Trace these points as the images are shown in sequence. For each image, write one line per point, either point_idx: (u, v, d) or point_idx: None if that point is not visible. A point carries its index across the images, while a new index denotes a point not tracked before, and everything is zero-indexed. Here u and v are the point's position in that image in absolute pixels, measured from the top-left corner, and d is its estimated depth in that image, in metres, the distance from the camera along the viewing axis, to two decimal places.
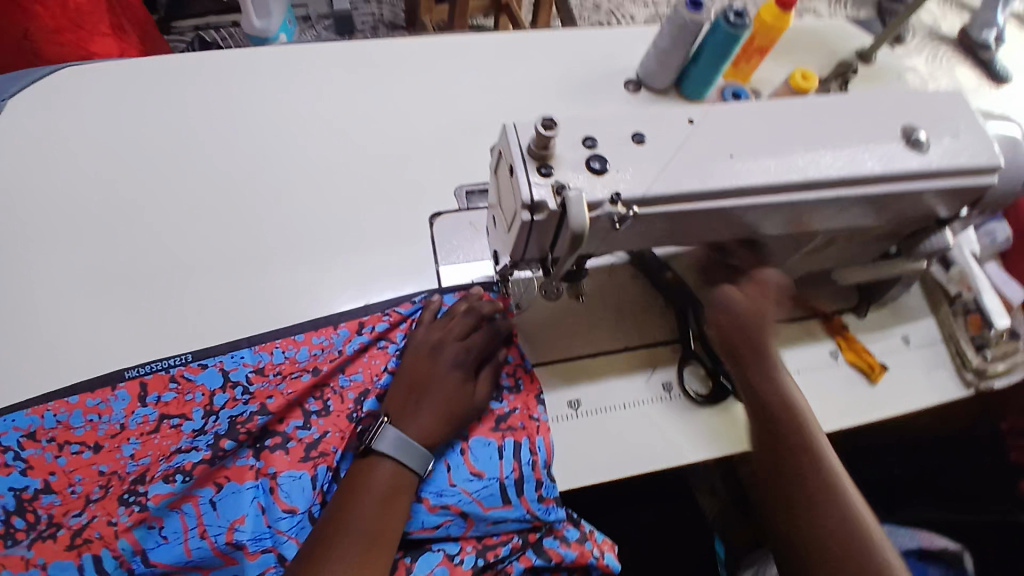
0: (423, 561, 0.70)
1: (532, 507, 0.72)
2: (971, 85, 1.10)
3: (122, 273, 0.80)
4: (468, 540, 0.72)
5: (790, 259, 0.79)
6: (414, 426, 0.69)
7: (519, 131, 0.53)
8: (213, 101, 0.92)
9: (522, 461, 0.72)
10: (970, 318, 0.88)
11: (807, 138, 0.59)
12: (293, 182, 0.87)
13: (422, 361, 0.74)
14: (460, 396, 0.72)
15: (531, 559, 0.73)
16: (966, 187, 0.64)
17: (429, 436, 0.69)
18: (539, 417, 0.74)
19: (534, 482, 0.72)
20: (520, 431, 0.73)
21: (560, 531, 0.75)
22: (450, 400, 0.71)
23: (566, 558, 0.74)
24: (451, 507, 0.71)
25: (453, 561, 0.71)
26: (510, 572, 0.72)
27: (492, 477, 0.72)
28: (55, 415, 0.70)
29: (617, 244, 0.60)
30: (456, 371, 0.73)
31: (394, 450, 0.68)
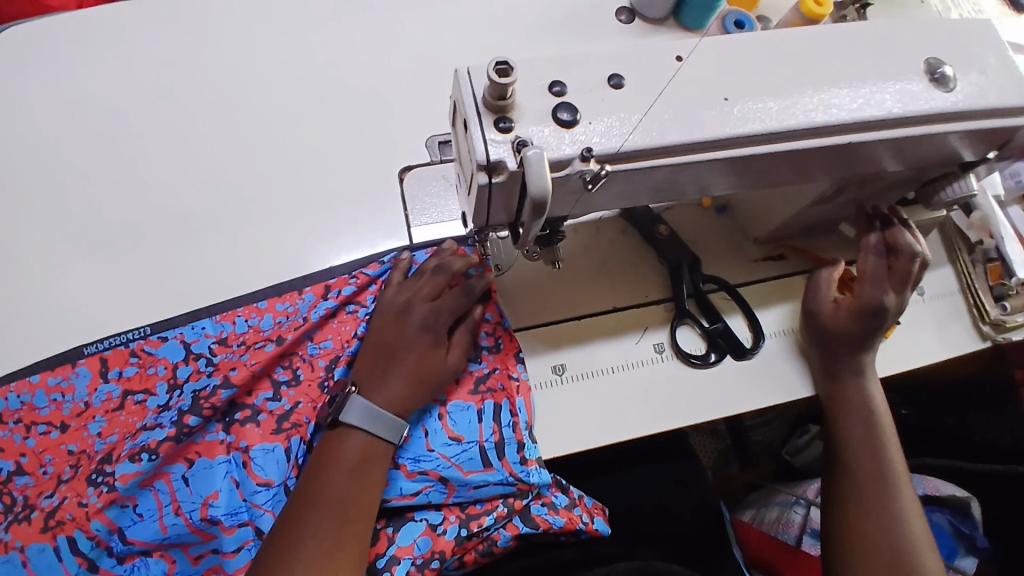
0: (405, 531, 0.68)
1: (514, 469, 0.68)
2: (992, 13, 0.95)
3: (75, 242, 0.75)
4: (451, 510, 0.69)
5: (792, 207, 0.71)
6: (382, 394, 0.64)
7: (472, 78, 0.46)
8: (160, 49, 0.83)
9: (502, 424, 0.69)
10: (990, 266, 0.82)
11: (813, 75, 0.51)
12: (252, 137, 0.80)
13: (389, 324, 0.68)
14: (431, 361, 0.67)
15: (518, 527, 0.70)
16: (995, 128, 0.56)
17: (399, 404, 0.65)
18: (518, 376, 0.70)
19: (516, 444, 0.68)
20: (500, 393, 0.70)
21: (548, 498, 0.72)
22: (419, 367, 0.66)
23: (554, 525, 0.71)
24: (429, 473, 0.68)
25: (435, 531, 0.68)
26: (496, 539, 0.70)
27: (472, 441, 0.69)
28: (19, 396, 0.67)
29: (596, 202, 0.53)
30: (425, 334, 0.67)
31: (363, 420, 0.63)
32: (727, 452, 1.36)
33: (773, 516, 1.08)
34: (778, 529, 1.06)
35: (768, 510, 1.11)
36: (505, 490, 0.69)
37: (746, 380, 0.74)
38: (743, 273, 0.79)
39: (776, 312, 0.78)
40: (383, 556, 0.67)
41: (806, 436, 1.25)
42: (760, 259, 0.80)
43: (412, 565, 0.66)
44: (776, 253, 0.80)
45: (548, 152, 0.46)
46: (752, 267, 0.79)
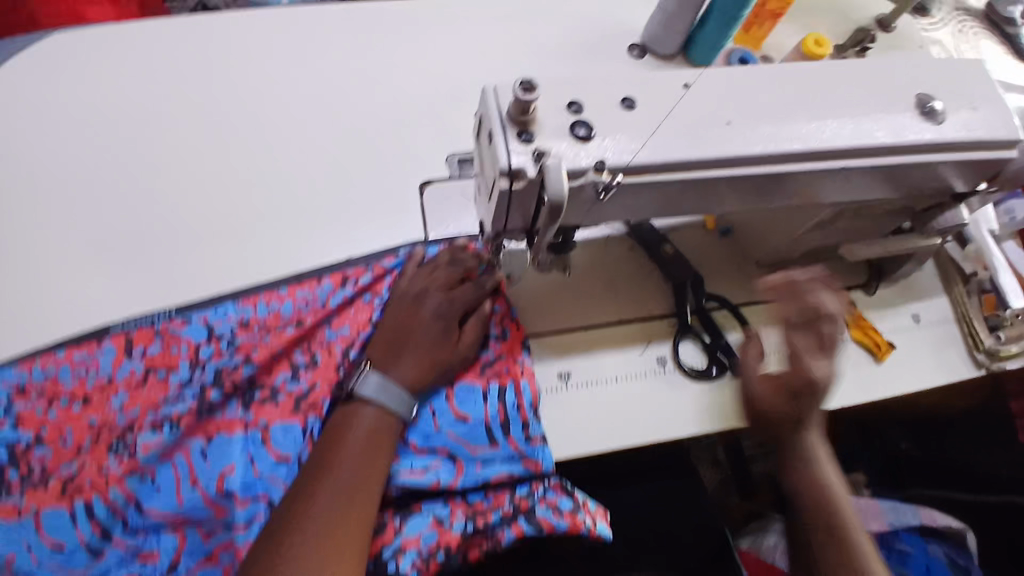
0: (412, 523, 0.70)
1: (520, 445, 0.71)
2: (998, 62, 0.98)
3: (110, 234, 0.79)
4: (457, 505, 0.72)
5: (791, 233, 0.74)
6: (396, 373, 0.69)
7: (498, 96, 0.51)
8: (198, 59, 0.89)
9: (505, 403, 0.72)
10: (985, 297, 0.85)
11: (810, 104, 0.56)
12: (282, 144, 0.85)
13: (404, 310, 0.72)
14: (441, 348, 0.71)
15: (522, 527, 0.71)
16: (979, 160, 0.60)
17: (410, 384, 0.69)
18: (522, 360, 0.74)
19: (521, 422, 0.71)
20: (505, 375, 0.73)
21: (552, 501, 0.73)
22: (431, 352, 0.70)
23: (557, 528, 0.72)
24: (439, 450, 0.71)
25: (441, 525, 0.70)
26: (499, 539, 0.71)
27: (478, 420, 0.72)
28: (43, 369, 0.71)
29: (606, 214, 0.57)
30: (437, 322, 0.71)
31: (376, 395, 0.67)
32: (727, 482, 1.35)
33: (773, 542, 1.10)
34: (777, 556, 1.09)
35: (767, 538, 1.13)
36: (511, 468, 0.71)
37: (745, 394, 0.77)
38: (744, 294, 0.82)
39: (775, 331, 0.81)
40: (389, 546, 0.70)
41: None
42: None
43: (417, 556, 0.69)
44: None
45: (566, 163, 0.50)
46: (753, 289, 0.82)
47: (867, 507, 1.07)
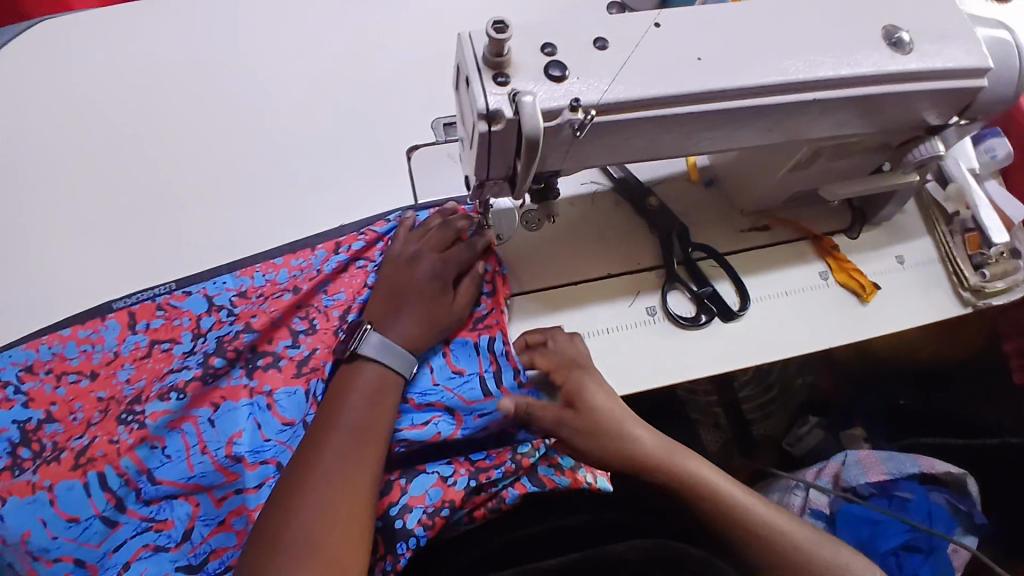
0: (417, 482, 0.71)
1: (512, 393, 0.73)
2: None
3: (108, 213, 0.82)
4: (461, 464, 0.74)
5: (772, 176, 0.76)
6: (396, 331, 0.70)
7: (473, 41, 0.52)
8: (180, 38, 0.90)
9: (497, 353, 0.75)
10: (968, 236, 0.85)
11: (779, 38, 0.57)
12: (269, 119, 0.86)
13: (399, 272, 0.74)
14: (438, 308, 0.73)
15: (525, 486, 0.73)
16: (948, 90, 0.61)
17: (409, 341, 0.70)
18: (510, 311, 0.76)
19: (511, 370, 0.74)
20: (496, 327, 0.76)
21: (554, 460, 0.77)
22: (427, 311, 0.72)
23: (560, 486, 0.75)
24: (436, 404, 0.73)
25: (445, 483, 0.71)
26: (504, 497, 0.73)
27: (473, 372, 0.74)
28: (50, 348, 0.73)
29: (587, 157, 0.59)
30: (433, 282, 0.73)
31: (378, 352, 0.69)
32: (730, 445, 1.28)
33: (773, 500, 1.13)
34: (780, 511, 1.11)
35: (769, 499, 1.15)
36: (506, 418, 0.73)
37: (735, 339, 0.79)
38: (730, 243, 0.83)
39: (761, 278, 0.82)
40: (395, 504, 0.70)
41: (805, 426, 1.26)
42: (746, 230, 0.84)
43: (423, 513, 0.70)
44: (761, 224, 0.85)
45: (543, 102, 0.51)
46: (738, 237, 0.84)
47: (867, 457, 1.09)
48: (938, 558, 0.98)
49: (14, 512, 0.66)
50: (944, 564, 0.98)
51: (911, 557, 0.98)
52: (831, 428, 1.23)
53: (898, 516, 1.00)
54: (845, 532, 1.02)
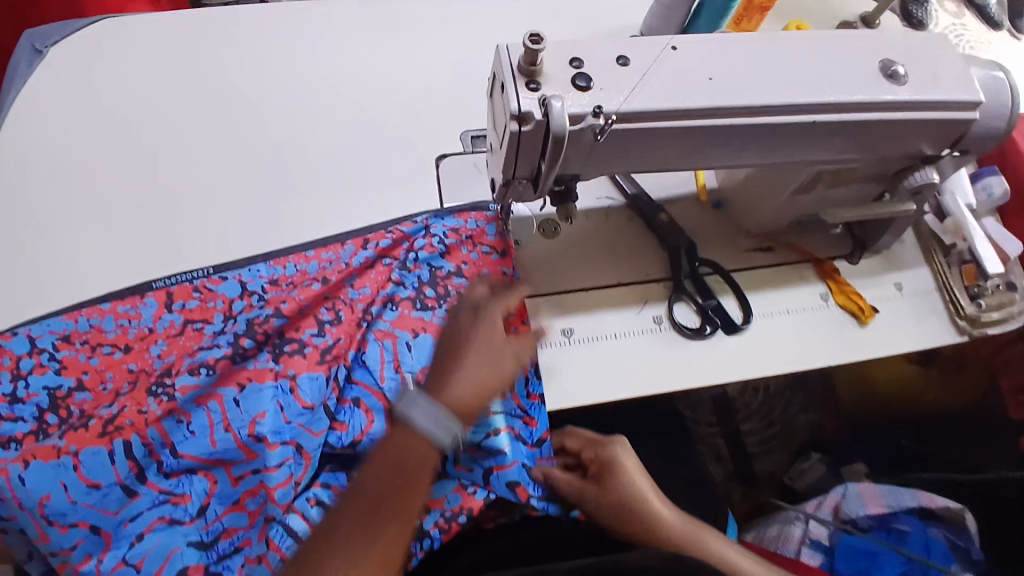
0: (439, 485, 0.74)
1: (521, 401, 0.78)
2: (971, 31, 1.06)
3: (153, 201, 0.87)
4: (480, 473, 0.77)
5: (776, 198, 0.81)
6: (447, 394, 0.69)
7: (510, 53, 0.59)
8: (235, 48, 0.98)
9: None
10: (964, 268, 0.90)
11: (785, 65, 0.63)
12: (310, 125, 0.93)
13: (452, 355, 0.72)
14: (500, 362, 0.72)
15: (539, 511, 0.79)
16: (940, 120, 0.67)
17: (473, 397, 0.69)
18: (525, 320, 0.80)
19: (522, 378, 0.79)
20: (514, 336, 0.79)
21: None
22: (490, 366, 0.71)
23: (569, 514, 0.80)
24: None
25: (465, 490, 0.74)
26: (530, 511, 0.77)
27: None
28: (88, 320, 0.78)
29: (604, 163, 0.64)
30: (489, 349, 0.72)
31: (425, 421, 0.65)
32: (731, 478, 1.27)
33: (773, 531, 1.13)
34: (779, 544, 1.11)
35: (769, 529, 1.15)
36: (514, 423, 0.77)
37: (737, 351, 0.82)
38: (736, 261, 0.88)
39: (764, 296, 0.86)
40: None
41: (807, 461, 1.27)
42: (750, 250, 0.89)
43: (440, 517, 0.74)
44: (765, 245, 0.89)
45: (569, 108, 0.58)
46: (743, 256, 0.88)
47: (866, 490, 1.11)
48: None
49: (37, 475, 0.69)
50: None
51: None
52: (832, 463, 1.26)
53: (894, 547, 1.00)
54: (843, 566, 1.01)
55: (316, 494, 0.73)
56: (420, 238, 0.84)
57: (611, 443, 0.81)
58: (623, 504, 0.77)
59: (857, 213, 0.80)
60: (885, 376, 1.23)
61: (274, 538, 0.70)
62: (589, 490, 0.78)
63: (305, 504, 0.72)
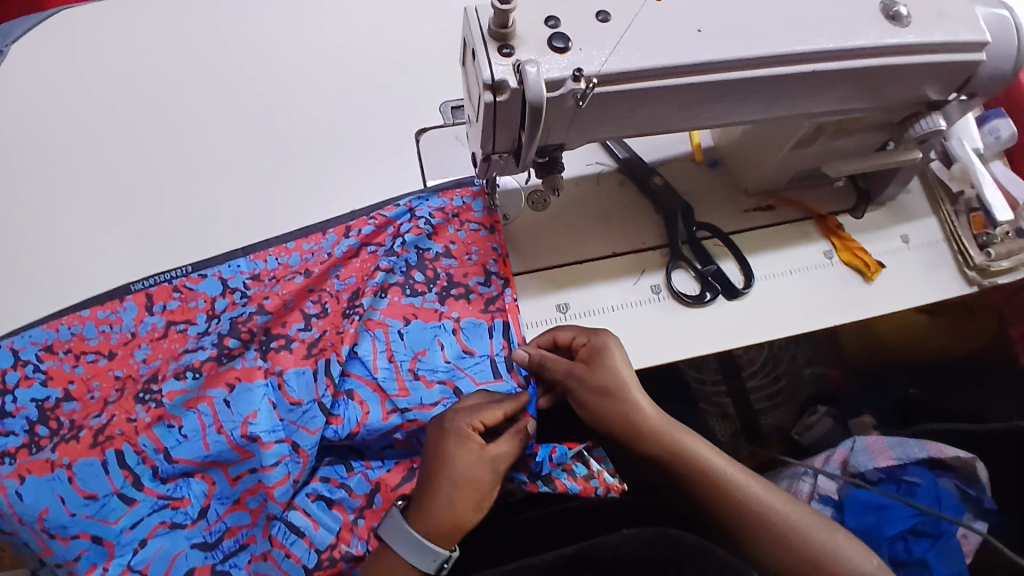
0: None
1: (520, 378, 0.75)
2: None
3: (122, 197, 0.83)
4: None
5: (774, 155, 0.76)
6: (427, 523, 0.64)
7: (479, 15, 0.54)
8: (197, 28, 0.92)
9: (510, 341, 0.76)
10: (973, 216, 0.85)
11: (777, 11, 0.58)
12: (279, 105, 0.88)
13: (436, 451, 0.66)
14: (471, 478, 0.65)
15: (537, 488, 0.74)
16: (946, 63, 0.62)
17: (438, 532, 0.64)
18: (507, 297, 0.78)
19: None
20: (508, 312, 0.78)
21: (568, 465, 0.76)
22: (459, 485, 0.64)
23: (570, 491, 0.75)
24: (445, 382, 0.75)
25: None
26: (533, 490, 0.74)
27: (483, 354, 0.76)
28: (69, 328, 0.76)
29: (590, 129, 0.60)
30: (474, 465, 0.65)
31: (407, 550, 0.63)
32: (738, 435, 1.28)
33: (782, 488, 1.12)
34: None
35: (778, 485, 1.14)
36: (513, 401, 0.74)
37: (738, 315, 0.79)
38: (735, 222, 0.84)
39: (765, 258, 0.83)
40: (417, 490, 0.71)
41: (813, 415, 1.23)
42: (750, 210, 0.85)
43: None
44: (766, 204, 0.85)
45: (547, 72, 0.53)
46: (743, 217, 0.85)
47: (875, 442, 1.08)
48: (946, 544, 0.98)
49: (33, 488, 0.68)
50: (951, 549, 0.97)
51: (919, 542, 0.99)
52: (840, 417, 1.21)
53: (905, 500, 1.00)
54: (851, 518, 1.01)
55: (316, 488, 0.71)
56: (404, 222, 0.81)
57: (602, 332, 0.72)
58: (604, 393, 0.71)
59: (864, 163, 0.76)
60: (893, 332, 1.20)
61: (277, 535, 0.69)
62: (578, 371, 0.71)
63: (305, 500, 0.70)
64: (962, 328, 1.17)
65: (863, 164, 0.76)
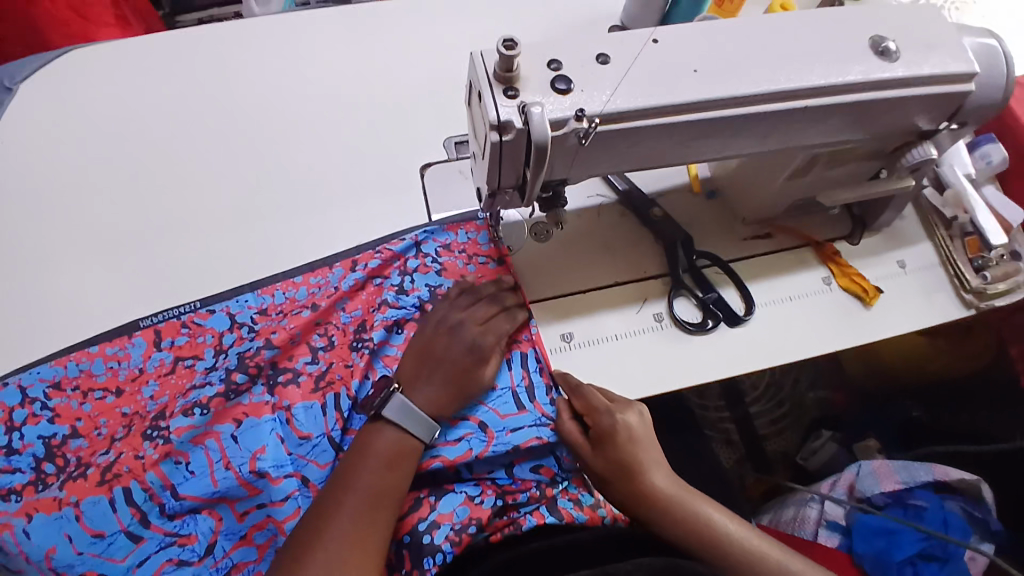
0: (446, 500, 0.73)
1: (545, 409, 0.76)
2: None
3: (131, 233, 0.85)
4: (488, 485, 0.74)
5: (771, 186, 0.79)
6: (421, 396, 0.72)
7: (484, 59, 0.57)
8: (206, 68, 0.95)
9: (530, 370, 0.78)
10: (968, 240, 0.87)
11: (771, 50, 0.60)
12: (287, 142, 0.90)
13: (437, 338, 0.75)
14: (470, 369, 0.74)
15: (544, 515, 0.73)
16: (935, 95, 0.65)
17: (436, 408, 0.72)
18: (530, 331, 0.79)
19: (544, 386, 0.77)
20: (526, 343, 0.79)
21: (574, 495, 0.76)
22: (460, 373, 0.73)
23: (577, 521, 0.74)
24: (471, 420, 0.75)
25: (473, 501, 0.72)
26: (522, 523, 0.73)
27: (505, 386, 0.77)
28: (78, 365, 0.76)
29: (592, 165, 0.62)
30: (469, 353, 0.74)
31: (399, 416, 0.70)
32: (743, 461, 1.28)
33: (789, 515, 1.12)
34: (795, 526, 1.10)
35: (785, 510, 1.14)
36: (539, 432, 0.75)
37: (739, 342, 0.80)
38: (734, 250, 0.86)
39: (766, 284, 0.84)
40: (424, 520, 0.71)
41: (818, 439, 1.24)
42: (748, 237, 0.87)
43: (451, 530, 0.71)
44: (764, 232, 0.87)
45: (550, 112, 0.55)
46: (742, 245, 0.86)
47: (880, 466, 1.09)
48: (956, 567, 0.97)
49: (41, 528, 0.68)
50: (962, 573, 0.96)
51: (928, 565, 0.97)
52: (844, 441, 1.21)
53: (912, 524, 0.99)
54: (859, 544, 1.00)
55: None
56: (411, 256, 0.82)
57: (638, 403, 0.75)
58: (617, 467, 0.73)
59: (859, 192, 0.78)
60: (896, 358, 1.21)
61: None
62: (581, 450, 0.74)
63: None
64: (963, 348, 1.17)
65: (857, 192, 0.79)
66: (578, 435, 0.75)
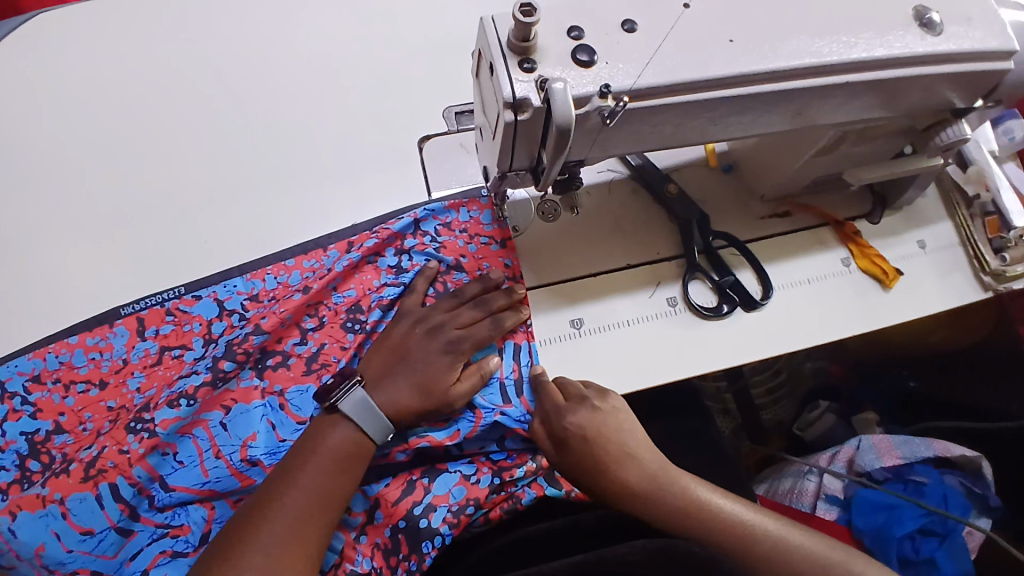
0: (441, 481, 0.71)
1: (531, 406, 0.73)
2: None
3: (107, 211, 0.78)
4: (482, 462, 0.73)
5: (796, 163, 0.73)
6: (385, 397, 0.68)
7: (497, 26, 0.51)
8: (186, 30, 0.87)
9: (521, 364, 0.74)
10: (988, 219, 0.84)
11: (809, 18, 0.55)
12: (274, 111, 0.83)
13: (411, 335, 0.71)
14: (441, 376, 0.69)
15: (543, 486, 0.74)
16: (976, 72, 0.60)
17: (397, 410, 0.68)
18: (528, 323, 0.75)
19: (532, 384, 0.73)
20: (520, 335, 0.75)
21: None
22: (426, 377, 0.69)
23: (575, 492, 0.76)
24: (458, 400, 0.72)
25: (469, 481, 0.72)
26: (520, 497, 0.74)
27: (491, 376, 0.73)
28: (57, 356, 0.71)
29: (612, 146, 0.57)
30: (444, 356, 0.70)
31: (357, 414, 0.66)
32: (739, 432, 1.28)
33: (787, 485, 1.13)
34: (792, 498, 1.10)
35: (781, 482, 1.14)
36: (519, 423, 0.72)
37: (751, 326, 0.77)
38: (751, 230, 0.82)
39: (781, 267, 0.81)
40: (419, 504, 0.70)
41: (815, 410, 1.21)
42: (766, 216, 0.83)
43: (448, 512, 0.70)
44: (782, 210, 0.83)
45: (572, 88, 0.50)
46: (759, 224, 0.82)
47: (881, 443, 1.08)
48: (954, 542, 0.97)
49: (27, 526, 0.65)
50: (958, 548, 0.97)
51: (928, 542, 0.97)
52: (841, 413, 1.20)
53: (913, 499, 0.99)
54: (858, 519, 1.01)
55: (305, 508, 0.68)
56: (409, 235, 0.77)
57: (611, 396, 0.71)
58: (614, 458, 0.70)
59: (887, 171, 0.73)
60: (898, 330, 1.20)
61: None
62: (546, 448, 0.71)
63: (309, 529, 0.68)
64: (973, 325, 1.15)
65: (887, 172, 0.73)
66: (543, 437, 0.71)
